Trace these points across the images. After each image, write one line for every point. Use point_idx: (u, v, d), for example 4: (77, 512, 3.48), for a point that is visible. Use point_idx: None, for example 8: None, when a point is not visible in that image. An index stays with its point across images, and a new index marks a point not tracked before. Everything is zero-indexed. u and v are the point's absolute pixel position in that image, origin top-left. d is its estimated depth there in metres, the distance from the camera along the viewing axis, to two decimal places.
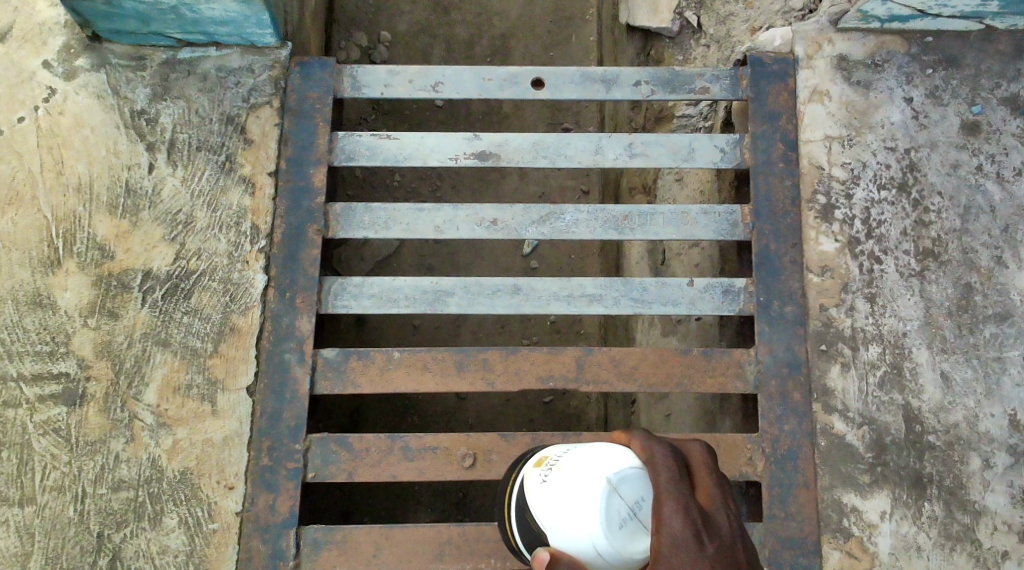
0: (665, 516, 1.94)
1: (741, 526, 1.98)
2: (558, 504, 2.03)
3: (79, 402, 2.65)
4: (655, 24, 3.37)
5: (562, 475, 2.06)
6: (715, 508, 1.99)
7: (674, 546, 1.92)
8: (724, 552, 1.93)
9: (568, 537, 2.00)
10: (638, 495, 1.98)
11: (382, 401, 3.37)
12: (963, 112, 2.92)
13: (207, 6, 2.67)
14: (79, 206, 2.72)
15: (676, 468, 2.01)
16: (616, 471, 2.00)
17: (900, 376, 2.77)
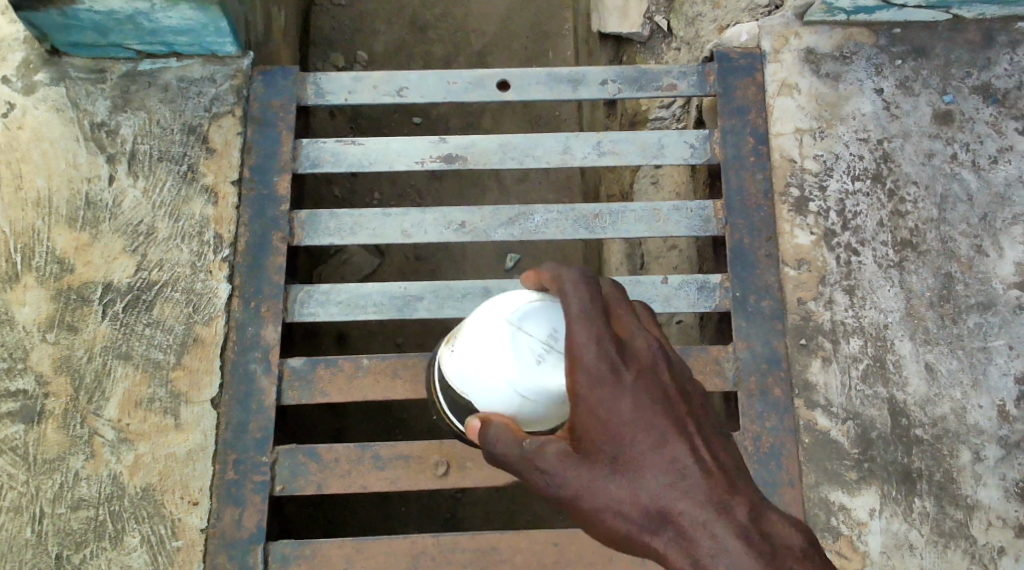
0: (580, 345, 1.87)
1: (661, 345, 1.92)
2: (475, 359, 2.08)
3: (37, 419, 2.58)
4: (625, 29, 3.44)
5: (473, 331, 2.11)
6: (631, 335, 1.91)
7: (591, 380, 1.86)
8: (644, 380, 1.87)
9: (490, 389, 2.04)
10: (549, 324, 2.03)
11: (369, 419, 3.25)
12: (935, 102, 2.89)
13: (164, 15, 2.63)
14: (38, 220, 2.67)
15: (588, 297, 1.91)
16: (523, 312, 2.05)
17: (884, 369, 2.69)
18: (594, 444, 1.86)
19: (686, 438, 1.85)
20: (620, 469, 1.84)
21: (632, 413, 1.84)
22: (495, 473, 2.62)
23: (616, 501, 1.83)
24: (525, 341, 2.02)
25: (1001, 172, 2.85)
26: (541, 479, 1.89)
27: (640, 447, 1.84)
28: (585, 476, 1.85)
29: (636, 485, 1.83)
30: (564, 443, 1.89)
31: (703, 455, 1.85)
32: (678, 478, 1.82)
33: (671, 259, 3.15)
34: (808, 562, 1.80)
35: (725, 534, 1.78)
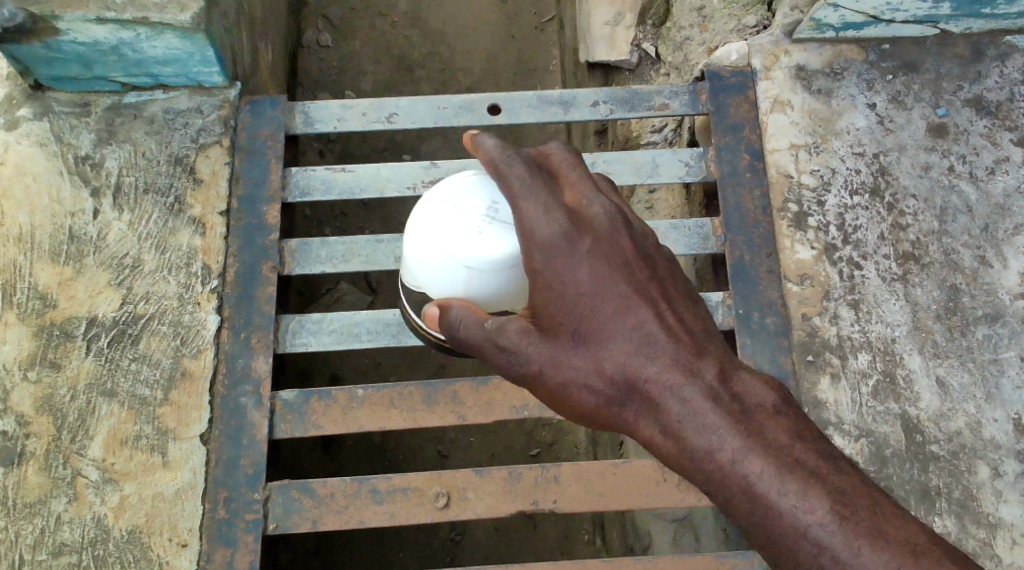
0: (530, 220, 1.94)
1: (617, 212, 2.01)
2: (423, 250, 2.09)
3: (17, 461, 2.47)
4: (614, 57, 3.54)
5: (417, 222, 2.12)
6: (583, 201, 1.99)
7: (547, 251, 1.95)
8: (602, 248, 1.98)
9: (445, 271, 2.06)
10: (490, 199, 2.04)
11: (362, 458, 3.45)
12: (928, 116, 2.86)
13: (149, 44, 2.57)
14: (20, 255, 2.58)
15: (531, 169, 1.96)
16: (464, 193, 2.06)
17: (894, 385, 2.61)
18: (556, 320, 1.97)
19: (648, 304, 2.00)
20: (585, 340, 1.98)
21: (591, 284, 1.96)
22: (498, 503, 2.52)
23: (582, 374, 1.99)
24: (468, 222, 2.04)
25: (1000, 183, 2.81)
26: (502, 357, 1.99)
27: (603, 317, 1.98)
28: (549, 351, 1.98)
29: (601, 355, 1.99)
30: (524, 318, 2.00)
31: (666, 322, 2.01)
32: (643, 346, 1.99)
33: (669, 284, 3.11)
34: (777, 417, 2.04)
35: (691, 395, 1.99)
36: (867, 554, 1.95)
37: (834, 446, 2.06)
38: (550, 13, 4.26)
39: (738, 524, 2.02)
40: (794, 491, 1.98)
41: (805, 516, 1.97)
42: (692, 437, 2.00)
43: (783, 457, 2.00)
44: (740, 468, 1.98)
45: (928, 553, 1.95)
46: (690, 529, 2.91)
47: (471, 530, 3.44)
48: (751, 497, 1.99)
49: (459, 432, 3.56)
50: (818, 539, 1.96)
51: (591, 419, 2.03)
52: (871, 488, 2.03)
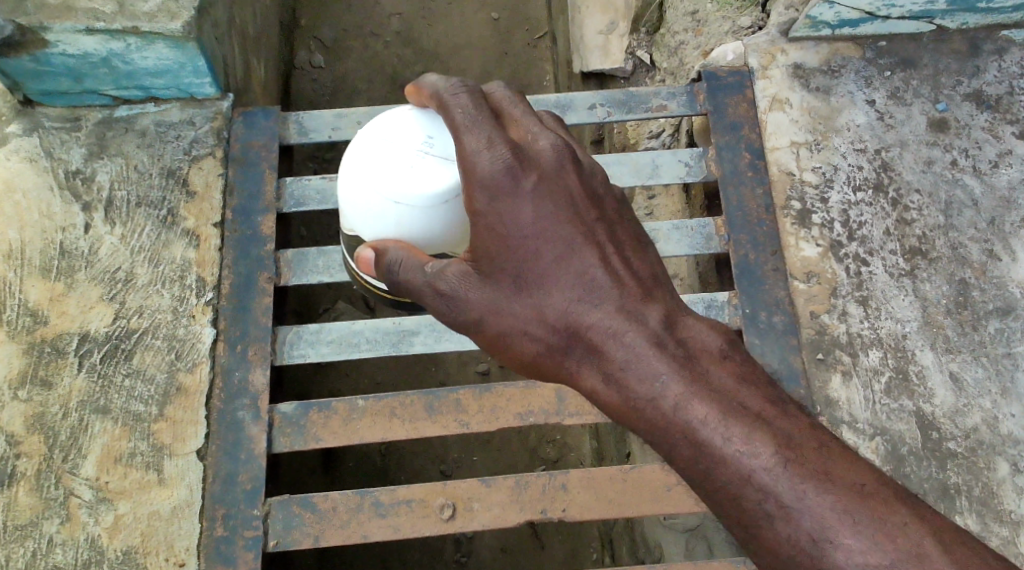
0: (473, 155, 1.90)
1: (564, 149, 1.96)
2: (356, 186, 2.05)
3: (7, 483, 2.40)
4: (608, 66, 3.50)
5: (351, 158, 2.08)
6: (530, 138, 1.96)
7: (487, 185, 1.90)
8: (546, 186, 1.93)
9: (378, 207, 2.02)
10: (426, 133, 2.01)
11: (361, 472, 3.37)
12: (928, 111, 2.80)
13: (139, 55, 2.52)
14: (9, 271, 2.52)
15: (474, 103, 1.92)
16: (400, 127, 2.03)
17: (907, 381, 2.55)
18: (496, 262, 1.94)
19: (593, 247, 1.96)
20: (525, 285, 1.94)
21: (533, 222, 1.92)
22: (505, 514, 2.45)
23: (522, 320, 1.96)
24: (401, 156, 2.01)
25: (1004, 176, 2.75)
26: (443, 302, 1.97)
27: (545, 259, 1.94)
28: (489, 295, 1.95)
29: (542, 299, 1.95)
30: (465, 261, 1.97)
31: (609, 266, 1.97)
32: (585, 291, 1.95)
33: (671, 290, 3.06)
34: (724, 362, 1.96)
35: (634, 340, 1.95)
36: (813, 498, 1.84)
37: (782, 391, 1.97)
38: (542, 29, 4.25)
39: (682, 476, 1.95)
40: (738, 435, 1.88)
41: (749, 462, 1.87)
42: (635, 384, 1.95)
43: (728, 402, 1.91)
44: (682, 414, 1.91)
45: (876, 496, 1.85)
46: (702, 539, 2.82)
47: (476, 550, 3.36)
48: (694, 445, 1.90)
49: (462, 450, 3.50)
50: (763, 484, 1.86)
51: (533, 368, 2.00)
52: (822, 433, 1.92)
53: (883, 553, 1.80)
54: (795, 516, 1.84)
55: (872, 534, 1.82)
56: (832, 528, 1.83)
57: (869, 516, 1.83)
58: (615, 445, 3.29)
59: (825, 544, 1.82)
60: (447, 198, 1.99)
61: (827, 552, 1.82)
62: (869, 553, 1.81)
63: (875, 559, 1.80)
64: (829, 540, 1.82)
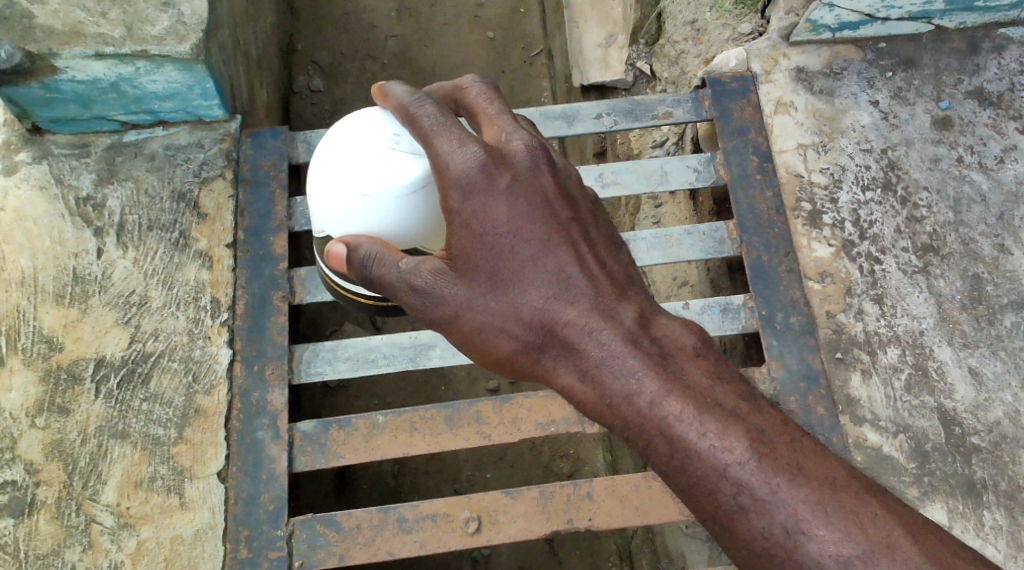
0: (446, 155, 1.93)
1: (538, 148, 1.98)
2: (326, 189, 2.09)
3: (27, 512, 2.38)
4: (609, 78, 3.47)
5: (319, 162, 2.13)
6: (504, 138, 1.98)
7: (461, 184, 1.92)
8: (521, 185, 1.95)
9: (351, 204, 2.05)
10: (392, 130, 2.06)
11: (376, 485, 3.32)
12: (931, 109, 2.78)
13: (148, 79, 2.52)
14: (23, 299, 2.51)
15: (444, 108, 1.96)
16: (365, 127, 2.08)
17: (927, 377, 2.55)
18: (471, 259, 1.94)
19: (568, 245, 1.98)
20: (501, 282, 1.95)
21: (508, 220, 1.94)
22: (531, 525, 2.43)
23: (498, 317, 1.96)
24: (369, 153, 2.05)
25: (1011, 171, 2.73)
26: (417, 299, 1.96)
27: (520, 257, 1.95)
28: (463, 292, 1.95)
29: (517, 297, 1.96)
30: (440, 259, 1.97)
31: (585, 265, 1.98)
32: (560, 289, 1.97)
33: (683, 297, 3.06)
34: (699, 359, 1.99)
35: (609, 338, 1.97)
36: (787, 491, 1.87)
37: (752, 388, 2.00)
38: (538, 47, 4.17)
39: (658, 470, 1.96)
40: (713, 431, 1.91)
41: (724, 457, 1.89)
42: (610, 381, 1.96)
43: (703, 399, 1.94)
44: (658, 410, 1.93)
45: (847, 488, 1.89)
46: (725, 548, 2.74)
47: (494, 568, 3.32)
48: (670, 440, 1.92)
49: (475, 468, 3.41)
50: (739, 479, 1.88)
51: (507, 365, 2.01)
52: (793, 428, 1.95)
53: (856, 544, 1.84)
54: (768, 509, 1.87)
55: (845, 525, 1.85)
56: (805, 520, 1.86)
57: (839, 508, 1.86)
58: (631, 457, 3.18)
59: (799, 535, 1.85)
60: (416, 190, 2.03)
61: (800, 544, 1.85)
62: (841, 544, 1.84)
63: (846, 549, 1.84)
64: (803, 531, 1.85)
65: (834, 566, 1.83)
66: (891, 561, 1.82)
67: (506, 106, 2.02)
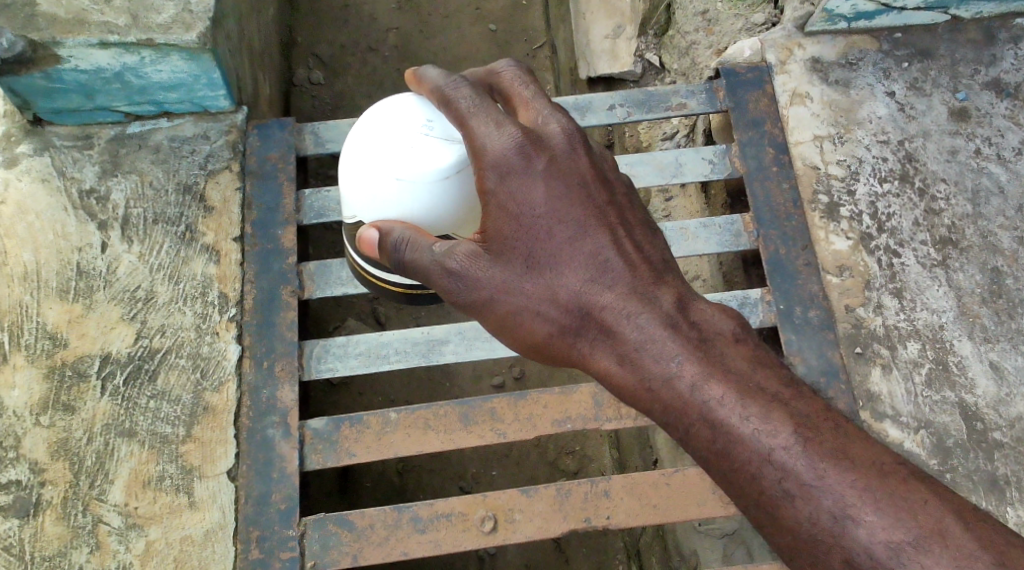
0: (482, 137, 1.91)
1: (575, 131, 1.97)
2: (358, 174, 2.07)
3: (32, 512, 2.32)
4: (617, 69, 3.39)
5: (352, 148, 2.10)
6: (540, 121, 1.97)
7: (498, 166, 1.91)
8: (558, 167, 1.94)
9: (384, 190, 2.02)
10: (426, 116, 2.03)
11: (378, 482, 3.16)
12: (948, 100, 2.74)
13: (153, 69, 2.45)
14: (26, 295, 2.45)
15: (479, 90, 1.95)
16: (398, 113, 2.04)
17: (948, 372, 2.51)
18: (508, 242, 1.93)
19: (605, 229, 1.96)
20: (537, 265, 1.94)
21: (546, 203, 1.93)
22: (549, 524, 2.40)
23: (534, 300, 1.95)
24: (401, 138, 2.02)
25: None
26: (451, 281, 1.94)
27: (557, 240, 1.94)
28: (498, 275, 1.94)
29: (554, 279, 1.94)
30: (474, 242, 1.95)
31: (623, 248, 1.97)
32: (598, 273, 1.95)
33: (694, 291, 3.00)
34: (738, 345, 1.97)
35: (647, 321, 1.95)
36: (833, 477, 1.84)
37: (793, 373, 1.98)
38: (541, 39, 4.01)
39: (699, 455, 1.94)
40: (756, 415, 1.89)
41: (768, 441, 1.87)
42: (650, 365, 1.95)
43: (745, 383, 1.92)
44: (699, 395, 1.92)
45: (894, 475, 1.85)
46: (741, 544, 2.71)
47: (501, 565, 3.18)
48: (711, 424, 1.91)
49: (480, 465, 3.26)
50: (782, 464, 1.86)
51: (544, 349, 1.99)
52: (837, 415, 1.92)
53: (906, 530, 1.80)
54: (815, 495, 1.84)
55: (894, 512, 1.81)
56: (853, 506, 1.82)
57: (888, 493, 1.83)
58: (639, 452, 3.14)
59: (846, 521, 1.82)
60: (448, 176, 2.00)
61: (848, 531, 1.82)
62: (891, 530, 1.80)
63: (897, 536, 1.80)
64: (851, 517, 1.82)
65: (884, 552, 1.80)
66: (944, 548, 1.78)
67: (541, 90, 2.01)
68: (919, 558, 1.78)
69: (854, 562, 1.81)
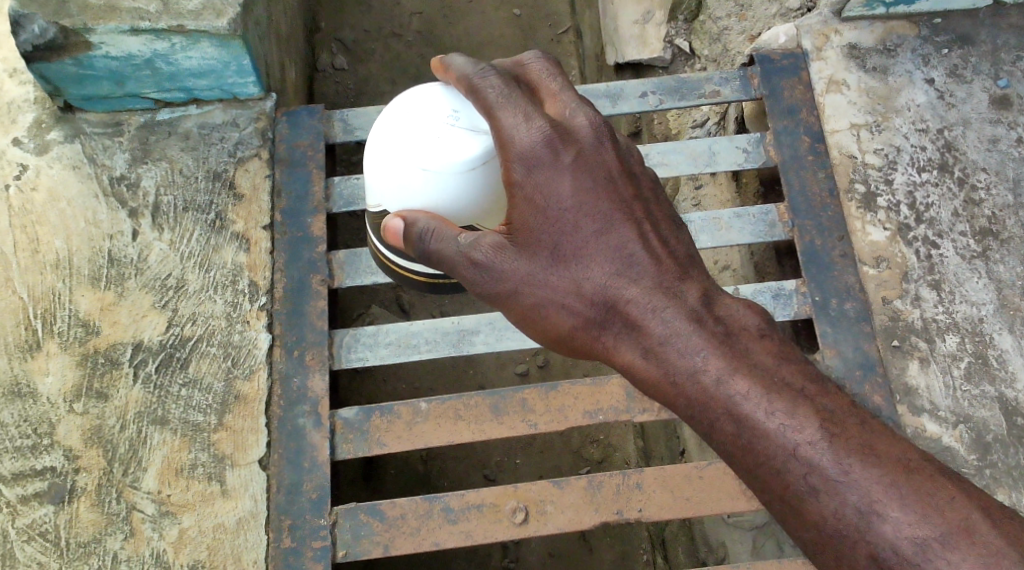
0: (509, 129, 1.90)
1: (603, 124, 1.94)
2: (383, 163, 2.03)
3: (67, 499, 2.32)
4: (645, 56, 3.30)
5: (377, 137, 2.07)
6: (567, 114, 1.94)
7: (525, 158, 1.89)
8: (585, 161, 1.92)
9: (408, 181, 1.99)
10: (452, 106, 1.99)
11: (401, 471, 3.12)
12: (990, 88, 2.70)
13: (184, 55, 2.44)
14: (58, 282, 2.45)
15: (508, 80, 1.92)
16: (424, 102, 2.01)
17: (987, 366, 2.49)
18: (533, 234, 1.92)
19: (631, 223, 1.94)
20: (563, 258, 1.92)
21: (572, 196, 1.91)
22: (580, 516, 2.39)
23: (559, 293, 1.93)
24: (427, 128, 1.98)
25: None
26: (476, 273, 1.93)
27: (583, 233, 1.92)
28: (524, 268, 1.92)
29: (579, 273, 1.93)
30: (499, 234, 1.94)
31: (649, 242, 1.95)
32: (623, 266, 1.93)
33: (725, 281, 2.98)
34: (764, 340, 1.94)
35: (673, 316, 1.92)
36: (858, 473, 1.82)
37: (820, 369, 1.95)
38: (565, 25, 3.96)
39: (723, 450, 1.91)
40: (782, 411, 1.86)
41: (794, 436, 1.85)
42: (674, 359, 1.92)
43: (770, 378, 1.89)
44: (724, 388, 1.89)
45: (921, 471, 1.83)
46: (769, 537, 2.67)
47: (525, 557, 3.11)
48: (736, 419, 1.88)
49: (504, 453, 3.21)
50: (808, 459, 1.84)
51: (568, 342, 1.97)
52: (863, 411, 1.90)
53: (932, 526, 1.78)
54: (840, 490, 1.82)
55: (919, 508, 1.79)
56: (879, 502, 1.80)
57: (913, 489, 1.80)
58: (665, 443, 3.14)
59: (871, 517, 1.80)
60: (474, 168, 1.96)
61: (873, 526, 1.79)
62: (917, 526, 1.78)
63: (922, 532, 1.78)
64: (877, 513, 1.80)
65: (910, 548, 1.78)
66: (970, 545, 1.76)
67: (569, 82, 1.97)
68: (945, 555, 1.76)
69: (879, 557, 1.79)
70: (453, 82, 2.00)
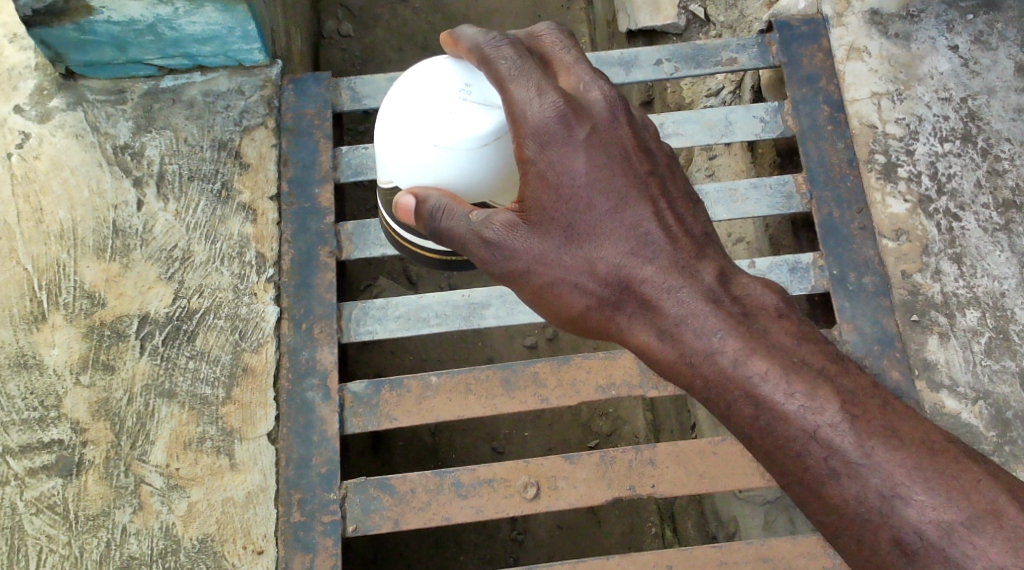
0: (521, 104, 1.84)
1: (617, 97, 1.88)
2: (395, 140, 1.96)
3: (75, 472, 2.29)
4: (660, 23, 3.16)
5: (385, 114, 2.00)
6: (581, 87, 1.88)
7: (537, 134, 1.84)
8: (600, 136, 1.87)
9: (422, 157, 1.92)
10: (464, 80, 1.92)
11: (409, 442, 3.07)
12: (1015, 55, 2.64)
13: (187, 21, 2.37)
14: (62, 253, 2.41)
15: (520, 51, 1.86)
16: (435, 77, 1.94)
17: (1008, 341, 2.44)
18: (546, 213, 1.87)
19: (646, 200, 1.89)
20: (576, 236, 1.87)
21: (586, 172, 1.86)
22: (591, 491, 2.35)
23: (572, 272, 1.88)
24: (437, 104, 1.91)
25: None
26: (487, 251, 1.88)
27: (597, 212, 1.87)
28: (536, 247, 1.88)
29: (593, 251, 1.88)
30: (511, 212, 1.89)
31: (665, 219, 1.89)
32: (638, 245, 1.88)
33: (739, 254, 2.92)
34: (782, 320, 1.89)
35: (688, 295, 1.88)
36: (881, 456, 1.78)
37: (840, 349, 1.90)
38: None
39: (741, 432, 1.87)
40: (802, 392, 1.82)
41: (813, 418, 1.81)
42: (690, 340, 1.87)
43: (789, 358, 1.85)
44: (741, 370, 1.84)
45: (946, 453, 1.79)
46: (781, 512, 2.64)
47: (534, 529, 3.06)
48: (755, 401, 1.83)
49: (513, 426, 3.17)
50: (828, 441, 1.79)
51: (582, 322, 1.93)
52: (886, 392, 1.85)
53: (957, 510, 1.74)
54: (861, 473, 1.78)
55: (944, 490, 1.75)
56: (903, 485, 1.76)
57: (938, 471, 1.76)
58: (676, 416, 3.11)
59: (895, 500, 1.76)
60: (486, 143, 1.89)
61: (897, 510, 1.76)
62: (942, 509, 1.74)
63: (948, 515, 1.74)
64: (900, 496, 1.76)
65: (934, 532, 1.74)
66: (997, 529, 1.72)
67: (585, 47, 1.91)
68: (971, 539, 1.72)
69: (902, 541, 1.75)
70: (463, 55, 1.93)
